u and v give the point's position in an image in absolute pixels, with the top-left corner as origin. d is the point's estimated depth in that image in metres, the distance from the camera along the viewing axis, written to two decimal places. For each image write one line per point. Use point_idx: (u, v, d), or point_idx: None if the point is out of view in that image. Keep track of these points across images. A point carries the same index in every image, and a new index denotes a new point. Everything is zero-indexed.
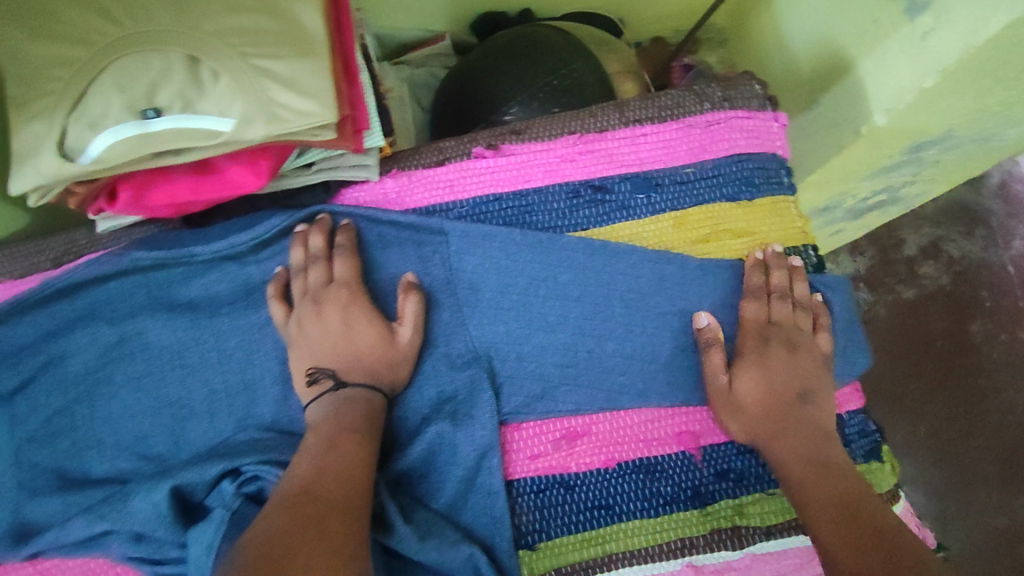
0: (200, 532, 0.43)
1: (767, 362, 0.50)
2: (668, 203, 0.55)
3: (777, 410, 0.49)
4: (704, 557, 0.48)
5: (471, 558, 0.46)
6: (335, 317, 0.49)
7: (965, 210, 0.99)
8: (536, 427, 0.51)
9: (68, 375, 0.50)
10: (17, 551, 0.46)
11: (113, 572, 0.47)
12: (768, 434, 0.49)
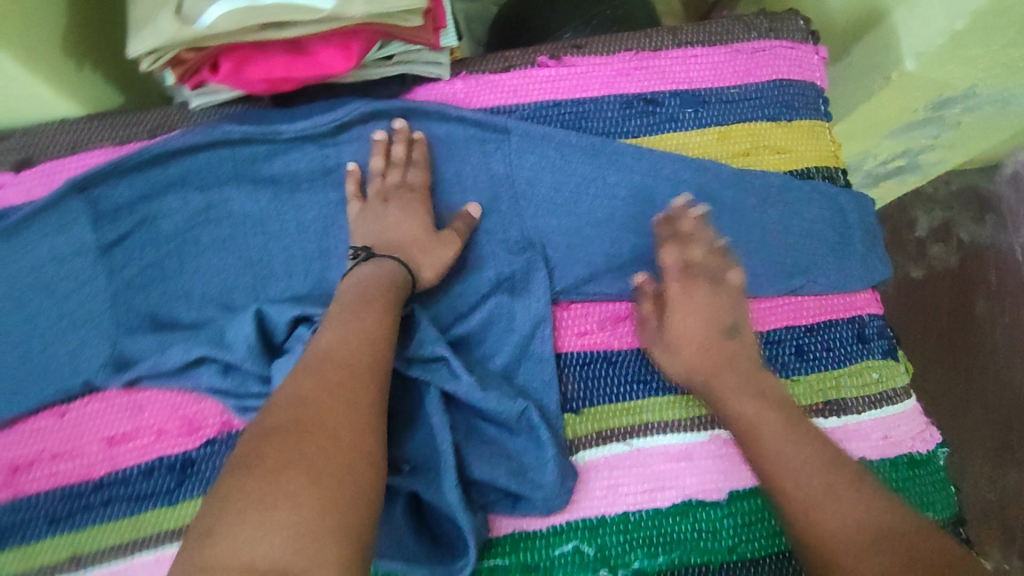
0: (281, 363, 0.49)
1: (706, 295, 0.54)
2: (714, 119, 0.59)
3: (711, 343, 0.52)
4: (729, 431, 0.53)
5: (524, 413, 0.50)
6: (396, 214, 0.54)
7: (976, 194, 1.01)
8: (585, 308, 0.56)
9: (160, 233, 0.54)
10: (118, 378, 0.51)
11: (196, 407, 0.52)
12: (711, 377, 0.51)
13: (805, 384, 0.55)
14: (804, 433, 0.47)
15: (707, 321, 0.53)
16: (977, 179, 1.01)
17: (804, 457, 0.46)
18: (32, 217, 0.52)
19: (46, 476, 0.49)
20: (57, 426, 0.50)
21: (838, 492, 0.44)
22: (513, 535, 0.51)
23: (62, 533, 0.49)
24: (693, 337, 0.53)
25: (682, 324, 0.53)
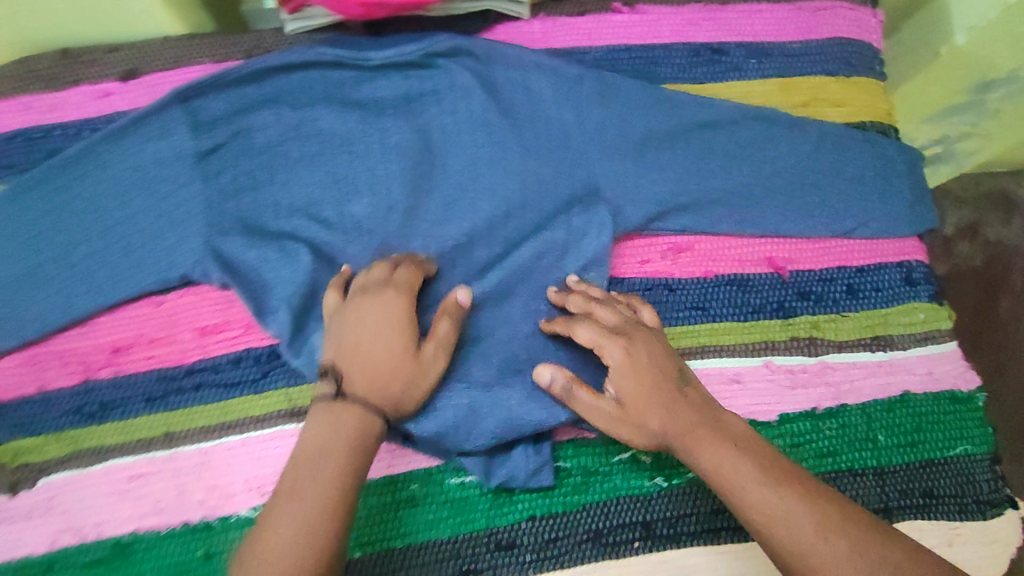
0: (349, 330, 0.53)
1: (645, 343, 0.50)
2: (775, 71, 0.62)
3: (653, 385, 0.48)
4: (781, 358, 0.56)
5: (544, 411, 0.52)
6: (372, 312, 0.49)
7: None
8: (647, 240, 0.59)
9: (252, 146, 0.57)
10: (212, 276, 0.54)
11: None
12: (674, 431, 0.47)
13: (853, 319, 0.58)
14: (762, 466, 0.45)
15: (651, 369, 0.49)
16: None
17: (792, 502, 0.43)
18: (137, 123, 0.56)
19: (143, 359, 0.53)
20: (155, 314, 0.54)
21: (824, 530, 0.41)
22: (571, 443, 0.54)
23: (158, 411, 0.52)
24: (648, 394, 0.48)
25: (625, 387, 0.48)
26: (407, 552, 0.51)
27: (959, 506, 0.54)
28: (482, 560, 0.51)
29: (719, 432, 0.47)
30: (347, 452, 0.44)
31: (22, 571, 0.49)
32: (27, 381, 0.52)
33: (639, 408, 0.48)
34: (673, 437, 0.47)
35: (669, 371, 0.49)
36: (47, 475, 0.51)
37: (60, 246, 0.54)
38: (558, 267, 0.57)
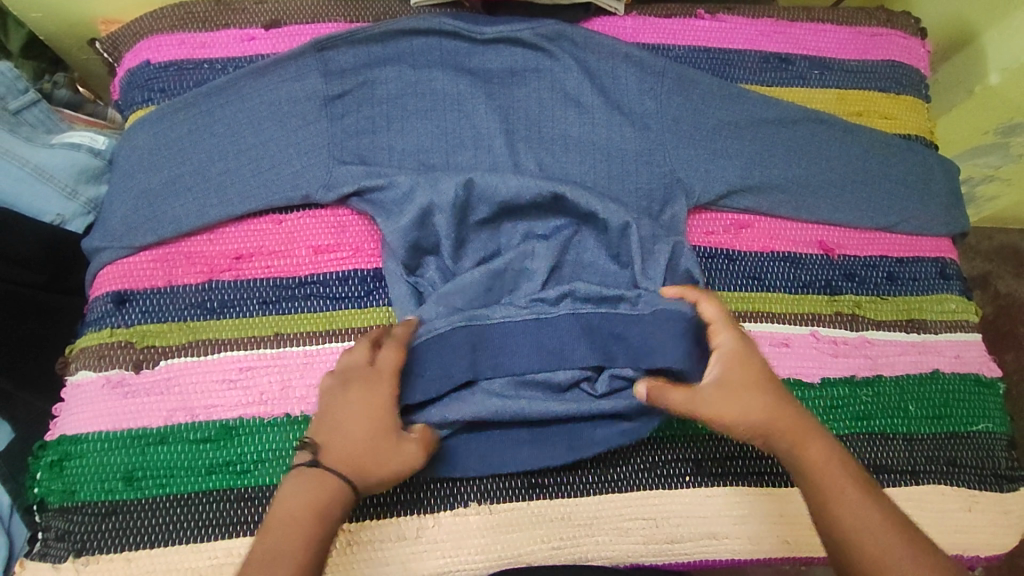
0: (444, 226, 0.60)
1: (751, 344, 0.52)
2: (835, 83, 0.70)
3: (763, 382, 0.50)
4: (825, 329, 0.62)
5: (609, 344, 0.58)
6: (360, 403, 0.48)
7: (1012, 253, 1.17)
8: (713, 215, 0.65)
9: (375, 95, 0.64)
10: (330, 197, 0.60)
11: (373, 241, 0.62)
12: (786, 432, 0.49)
13: (892, 303, 0.64)
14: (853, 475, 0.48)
15: (753, 383, 0.50)
16: (1015, 236, 1.18)
17: (864, 510, 0.46)
18: (276, 64, 0.63)
19: (262, 268, 0.60)
20: (276, 230, 0.61)
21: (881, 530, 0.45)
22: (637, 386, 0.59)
23: (271, 314, 0.58)
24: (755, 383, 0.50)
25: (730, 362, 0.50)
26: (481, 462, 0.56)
27: (980, 477, 0.60)
28: (547, 476, 0.57)
29: (823, 446, 0.49)
30: (309, 526, 0.44)
31: (139, 440, 0.54)
32: (158, 274, 0.58)
33: (763, 419, 0.49)
34: (780, 438, 0.49)
35: (774, 391, 0.50)
36: (167, 358, 0.56)
37: (200, 162, 0.61)
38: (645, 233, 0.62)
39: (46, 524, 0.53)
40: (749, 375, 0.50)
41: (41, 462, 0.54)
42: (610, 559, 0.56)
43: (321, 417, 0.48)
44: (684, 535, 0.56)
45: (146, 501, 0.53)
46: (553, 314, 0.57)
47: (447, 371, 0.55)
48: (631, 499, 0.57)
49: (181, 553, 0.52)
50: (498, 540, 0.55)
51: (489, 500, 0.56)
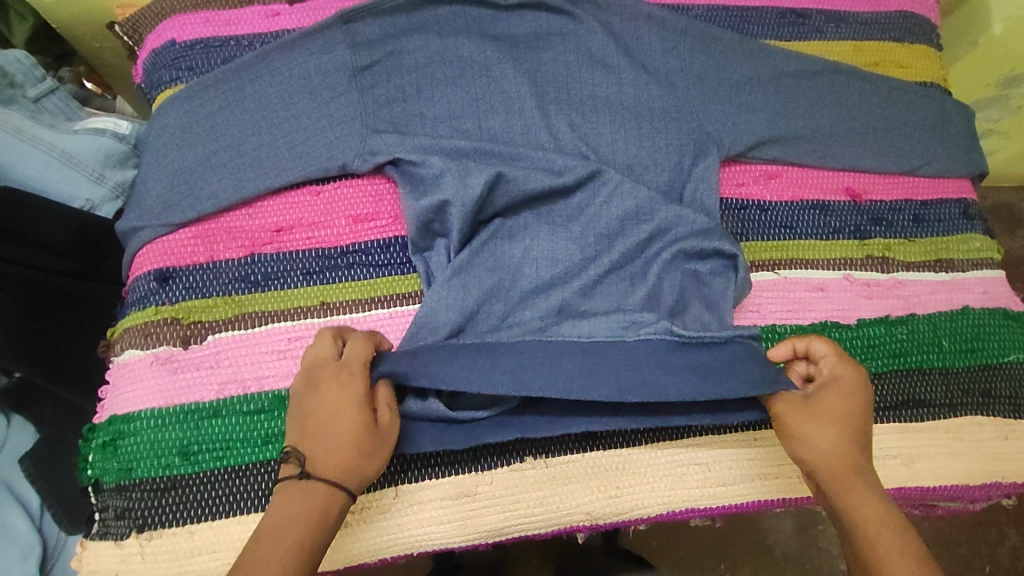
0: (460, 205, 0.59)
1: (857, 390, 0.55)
2: (851, 35, 0.72)
3: (844, 426, 0.53)
4: (858, 273, 0.64)
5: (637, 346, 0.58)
6: (335, 403, 0.49)
7: (1008, 211, 1.23)
8: (743, 167, 0.66)
9: (404, 64, 0.64)
10: (367, 164, 0.60)
11: (396, 213, 0.61)
12: (838, 472, 0.52)
13: (920, 244, 0.66)
14: (902, 532, 0.50)
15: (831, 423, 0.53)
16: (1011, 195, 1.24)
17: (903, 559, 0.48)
18: (304, 38, 0.63)
19: (303, 239, 0.59)
20: (314, 201, 0.60)
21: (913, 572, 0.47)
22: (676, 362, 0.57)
23: (315, 284, 0.58)
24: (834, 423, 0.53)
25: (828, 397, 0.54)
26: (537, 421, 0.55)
27: (1013, 406, 0.61)
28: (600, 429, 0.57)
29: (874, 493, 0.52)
30: (304, 530, 0.46)
31: (194, 414, 0.54)
32: (199, 250, 0.58)
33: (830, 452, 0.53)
34: (830, 477, 0.53)
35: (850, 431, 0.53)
36: (214, 333, 0.56)
37: (234, 138, 0.60)
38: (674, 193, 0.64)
39: (105, 503, 0.53)
40: (837, 410, 0.54)
41: (93, 443, 0.54)
42: (666, 506, 0.57)
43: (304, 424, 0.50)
44: (737, 478, 0.58)
45: (204, 475, 0.52)
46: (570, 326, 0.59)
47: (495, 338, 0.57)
48: (684, 445, 0.57)
49: (242, 524, 0.52)
50: (556, 493, 0.56)
51: (545, 455, 0.56)
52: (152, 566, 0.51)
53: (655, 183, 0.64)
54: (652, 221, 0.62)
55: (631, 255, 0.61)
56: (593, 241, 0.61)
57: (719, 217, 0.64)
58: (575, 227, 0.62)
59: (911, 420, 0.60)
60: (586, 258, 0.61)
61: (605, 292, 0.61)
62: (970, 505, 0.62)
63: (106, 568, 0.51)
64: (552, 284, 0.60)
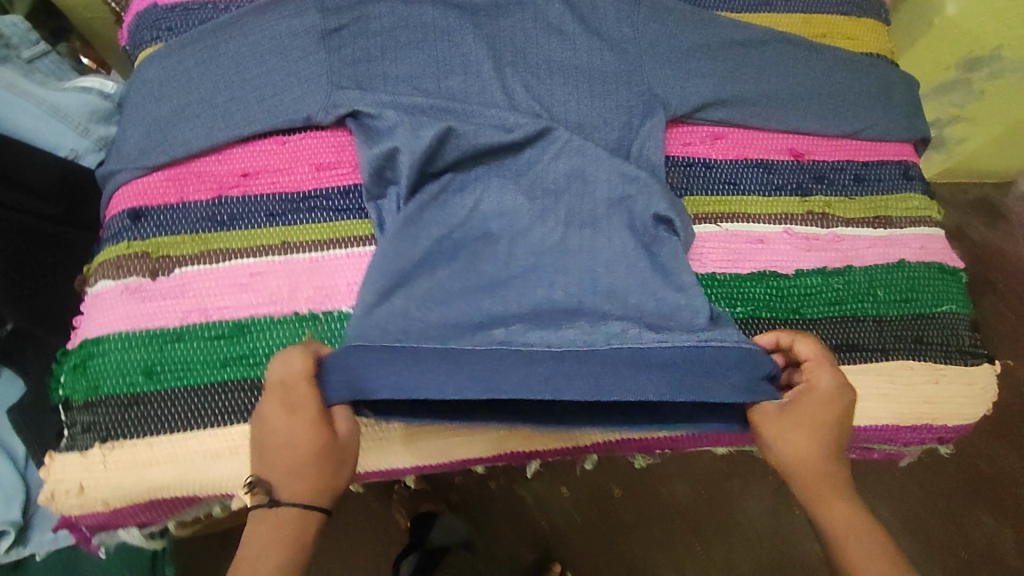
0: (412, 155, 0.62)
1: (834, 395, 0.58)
2: (800, 9, 0.75)
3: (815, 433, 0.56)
4: (798, 227, 0.67)
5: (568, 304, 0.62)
6: (295, 428, 0.51)
7: None
8: (690, 128, 0.70)
9: (371, 29, 0.68)
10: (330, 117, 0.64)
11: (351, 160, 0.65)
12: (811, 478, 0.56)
13: (860, 202, 0.68)
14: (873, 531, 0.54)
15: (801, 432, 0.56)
16: None
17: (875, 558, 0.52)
18: (277, 3, 0.67)
19: (269, 184, 0.63)
20: (280, 150, 0.64)
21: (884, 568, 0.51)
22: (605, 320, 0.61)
23: (278, 225, 0.62)
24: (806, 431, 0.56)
25: (802, 403, 0.57)
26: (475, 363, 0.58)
27: (945, 352, 0.65)
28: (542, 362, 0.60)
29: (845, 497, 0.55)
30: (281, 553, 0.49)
31: (158, 338, 0.57)
32: (170, 192, 0.62)
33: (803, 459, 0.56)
34: (805, 486, 0.56)
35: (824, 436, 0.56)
36: (181, 267, 0.60)
37: (207, 91, 0.65)
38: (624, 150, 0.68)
39: (73, 419, 0.57)
40: (810, 417, 0.57)
41: (66, 365, 0.58)
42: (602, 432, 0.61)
43: (263, 441, 0.51)
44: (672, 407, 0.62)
45: (165, 393, 0.56)
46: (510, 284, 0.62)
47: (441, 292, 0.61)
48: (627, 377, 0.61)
49: (198, 438, 0.55)
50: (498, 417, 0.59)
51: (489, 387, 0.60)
52: (113, 474, 0.55)
53: (604, 141, 0.68)
54: (598, 188, 0.65)
55: (575, 216, 0.64)
56: (540, 200, 0.65)
57: (665, 172, 0.68)
58: (524, 179, 0.66)
59: (844, 364, 0.63)
60: (534, 220, 0.64)
61: (555, 250, 0.63)
62: (905, 447, 0.67)
63: (72, 475, 0.55)
64: (499, 230, 0.64)
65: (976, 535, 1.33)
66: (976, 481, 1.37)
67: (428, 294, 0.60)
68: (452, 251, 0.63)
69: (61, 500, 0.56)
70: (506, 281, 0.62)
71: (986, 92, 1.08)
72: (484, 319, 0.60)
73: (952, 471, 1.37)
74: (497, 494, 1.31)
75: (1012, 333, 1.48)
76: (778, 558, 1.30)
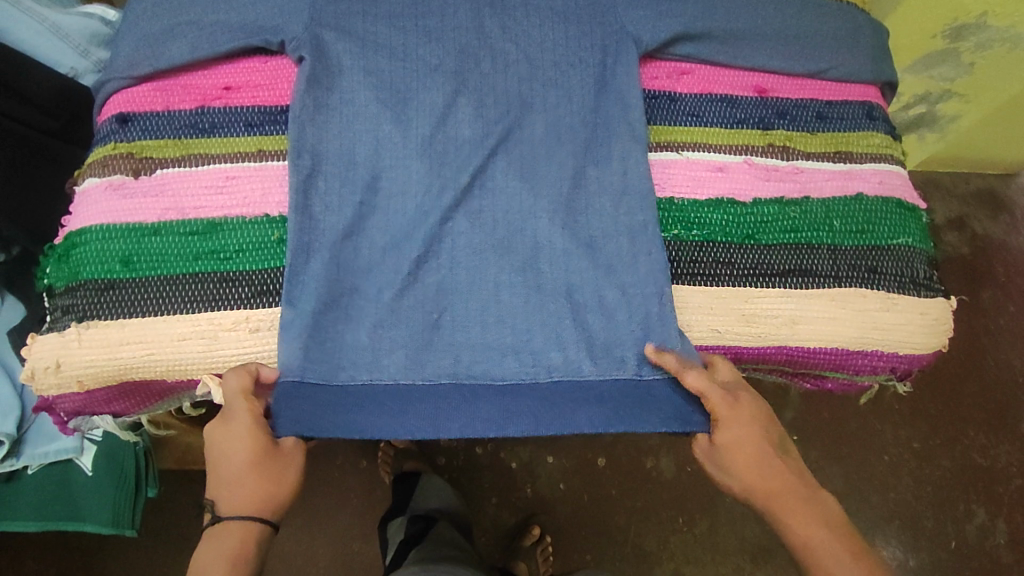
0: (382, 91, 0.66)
1: (747, 415, 0.59)
2: None
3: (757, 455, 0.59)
4: (758, 158, 0.69)
5: (515, 262, 0.64)
6: (237, 444, 0.56)
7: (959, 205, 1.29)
8: (658, 64, 0.72)
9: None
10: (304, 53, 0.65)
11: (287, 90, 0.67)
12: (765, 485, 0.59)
13: (820, 138, 0.70)
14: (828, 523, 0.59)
15: (741, 459, 0.59)
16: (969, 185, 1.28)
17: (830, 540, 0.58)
18: None
19: (249, 98, 0.67)
20: (262, 68, 0.67)
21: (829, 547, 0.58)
22: (549, 280, 0.64)
23: (255, 135, 0.65)
24: (744, 456, 0.59)
25: (722, 430, 0.59)
26: (425, 318, 0.63)
27: (898, 282, 0.66)
28: (486, 311, 0.63)
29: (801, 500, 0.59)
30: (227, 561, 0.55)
31: (136, 231, 0.61)
32: (157, 101, 0.66)
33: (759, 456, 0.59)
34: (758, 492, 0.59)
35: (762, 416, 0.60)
36: (162, 168, 0.63)
37: (193, 15, 0.66)
38: (598, 84, 0.69)
39: (55, 304, 0.61)
40: (743, 440, 0.59)
41: (48, 255, 0.62)
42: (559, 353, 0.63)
43: (212, 457, 0.57)
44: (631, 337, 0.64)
45: (141, 280, 0.60)
46: (460, 240, 0.64)
47: (389, 239, 0.64)
48: (580, 315, 0.64)
49: (170, 322, 0.59)
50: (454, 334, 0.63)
51: (440, 325, 0.63)
52: (88, 352, 0.59)
53: (579, 79, 0.69)
54: (545, 187, 0.66)
55: (522, 203, 0.66)
56: (486, 198, 0.66)
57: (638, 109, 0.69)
58: (487, 105, 0.67)
59: (795, 287, 0.65)
60: (484, 174, 0.66)
61: (504, 208, 0.65)
62: (857, 376, 0.68)
63: (50, 353, 0.59)
64: (463, 153, 0.66)
65: (966, 528, 1.30)
66: (971, 474, 1.33)
67: (380, 295, 0.62)
68: (399, 267, 0.63)
69: (40, 378, 0.60)
70: (455, 237, 0.64)
71: (975, 64, 1.08)
72: (426, 280, 0.63)
73: (946, 463, 1.33)
74: (483, 461, 1.28)
75: (1012, 325, 1.44)
76: (765, 540, 1.28)
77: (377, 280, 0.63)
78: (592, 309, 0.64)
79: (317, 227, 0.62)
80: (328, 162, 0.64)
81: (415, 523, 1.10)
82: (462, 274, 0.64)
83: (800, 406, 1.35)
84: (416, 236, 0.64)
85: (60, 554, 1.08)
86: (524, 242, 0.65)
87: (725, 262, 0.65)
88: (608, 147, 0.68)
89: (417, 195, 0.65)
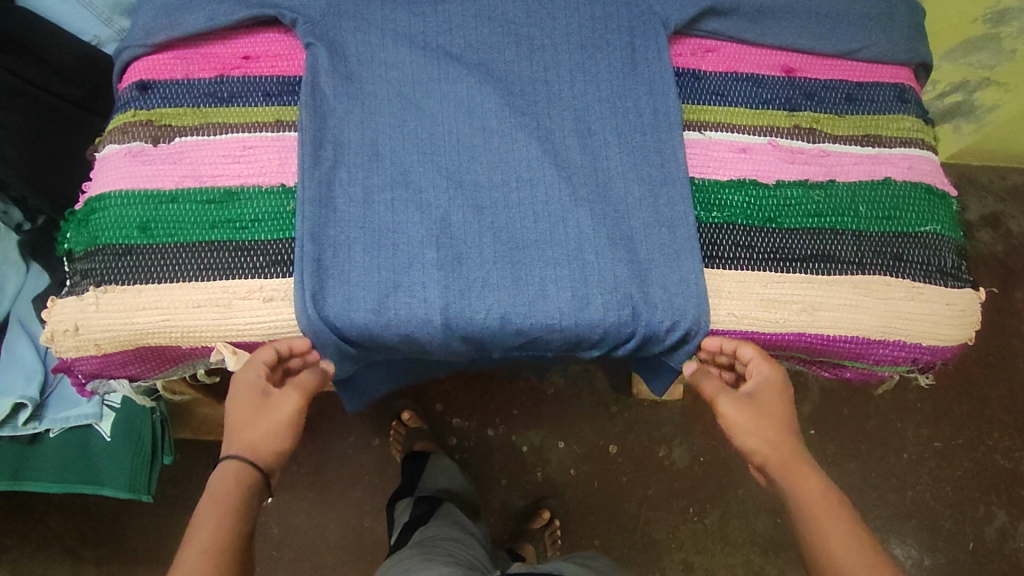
0: (404, 70, 0.65)
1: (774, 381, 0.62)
2: None
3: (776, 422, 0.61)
4: (783, 140, 0.67)
5: (554, 258, 0.62)
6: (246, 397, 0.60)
7: None
8: (684, 41, 0.70)
9: None
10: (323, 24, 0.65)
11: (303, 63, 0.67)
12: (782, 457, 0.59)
13: (848, 120, 0.68)
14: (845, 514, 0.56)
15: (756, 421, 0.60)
16: None
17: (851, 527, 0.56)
18: None
19: (268, 68, 0.67)
20: (281, 38, 0.67)
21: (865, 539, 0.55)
22: (585, 273, 0.61)
23: (273, 105, 0.65)
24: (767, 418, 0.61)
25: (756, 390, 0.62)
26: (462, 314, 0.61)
27: (924, 271, 0.64)
28: (523, 307, 0.61)
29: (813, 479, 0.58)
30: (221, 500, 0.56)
31: (153, 198, 0.61)
32: (176, 69, 0.66)
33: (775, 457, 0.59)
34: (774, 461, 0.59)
35: (786, 423, 0.61)
36: (181, 136, 0.64)
37: None
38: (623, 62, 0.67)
39: (75, 268, 0.62)
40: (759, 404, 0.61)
41: (69, 221, 0.63)
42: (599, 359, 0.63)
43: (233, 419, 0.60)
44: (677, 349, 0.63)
45: (157, 246, 0.60)
46: (496, 233, 0.62)
47: (418, 230, 0.61)
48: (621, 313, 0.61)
49: (185, 288, 0.60)
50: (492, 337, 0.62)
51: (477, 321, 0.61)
52: (106, 315, 0.60)
53: (605, 61, 0.67)
54: (578, 176, 0.64)
55: (555, 199, 0.63)
56: (515, 187, 0.63)
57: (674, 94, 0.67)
58: (510, 92, 0.66)
59: (817, 274, 0.63)
60: (509, 161, 0.64)
61: (536, 200, 0.63)
62: (877, 367, 0.66)
63: (68, 315, 0.60)
64: (487, 142, 0.64)
65: (985, 530, 1.27)
66: (992, 475, 1.30)
67: (410, 284, 0.60)
68: (433, 261, 0.61)
69: (60, 340, 0.61)
70: (494, 231, 0.62)
71: (1017, 50, 1.04)
72: (458, 270, 0.61)
73: (967, 464, 1.30)
74: (495, 443, 1.28)
75: None
76: (776, 533, 1.26)
77: (409, 273, 0.61)
78: (634, 304, 0.61)
79: (345, 216, 0.61)
80: (348, 146, 0.63)
81: (417, 506, 1.09)
82: (500, 269, 0.61)
83: (820, 401, 1.31)
84: (451, 231, 0.62)
85: (80, 517, 1.11)
86: (557, 232, 0.62)
87: (745, 245, 0.64)
88: (641, 130, 0.65)
89: (443, 183, 0.63)
